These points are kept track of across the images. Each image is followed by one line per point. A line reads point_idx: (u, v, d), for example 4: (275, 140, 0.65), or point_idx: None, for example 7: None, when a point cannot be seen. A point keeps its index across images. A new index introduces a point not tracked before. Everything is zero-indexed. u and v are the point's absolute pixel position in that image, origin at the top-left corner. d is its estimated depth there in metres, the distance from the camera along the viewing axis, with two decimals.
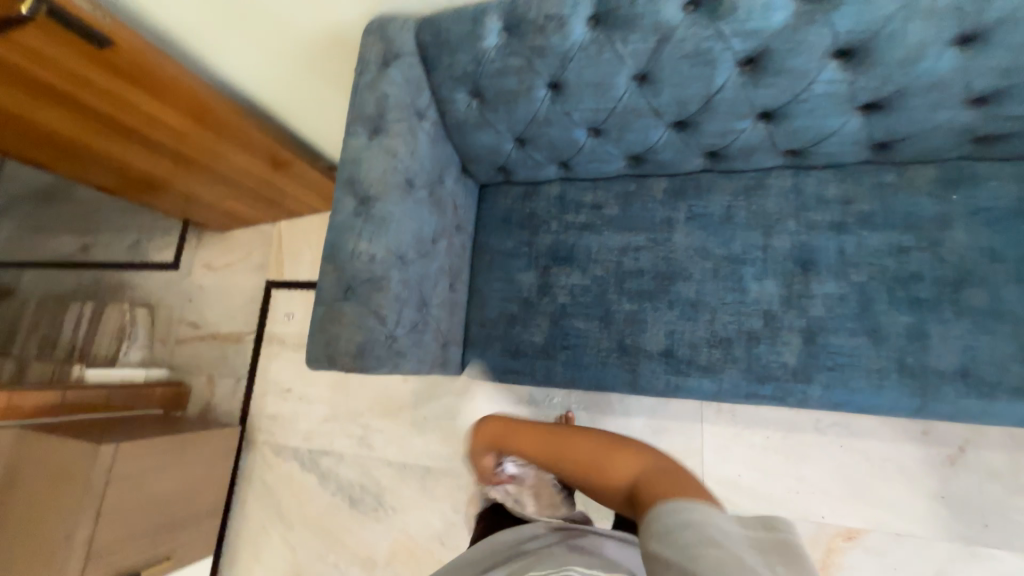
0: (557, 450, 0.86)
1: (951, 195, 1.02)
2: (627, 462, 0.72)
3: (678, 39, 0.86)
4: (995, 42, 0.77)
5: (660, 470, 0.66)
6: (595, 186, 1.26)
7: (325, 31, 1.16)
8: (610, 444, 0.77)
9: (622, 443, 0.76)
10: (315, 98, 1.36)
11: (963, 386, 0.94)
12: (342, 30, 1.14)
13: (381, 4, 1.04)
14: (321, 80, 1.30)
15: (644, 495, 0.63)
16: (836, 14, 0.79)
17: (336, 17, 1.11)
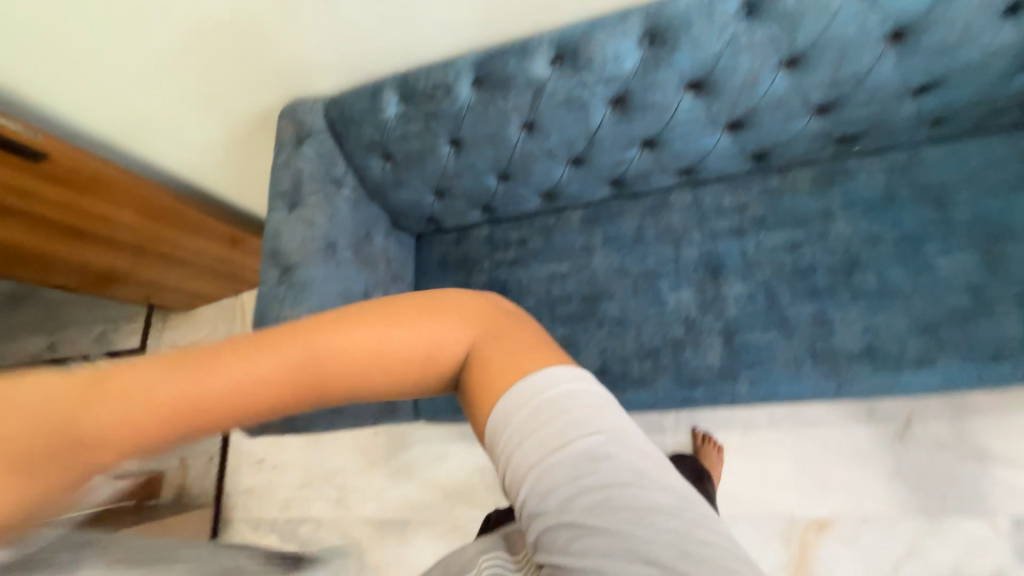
0: (261, 365, 0.32)
1: (829, 190, 1.12)
2: (451, 325, 0.35)
3: (550, 90, 0.97)
4: (815, 62, 0.89)
5: (505, 327, 0.37)
6: (520, 223, 1.34)
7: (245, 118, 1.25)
8: (403, 311, 0.34)
9: (431, 300, 0.36)
10: (249, 175, 1.43)
11: (871, 364, 1.00)
12: (258, 115, 1.22)
13: (292, 89, 1.14)
14: (251, 159, 1.37)
15: (485, 378, 0.35)
16: (675, 56, 0.90)
17: (252, 105, 1.19)
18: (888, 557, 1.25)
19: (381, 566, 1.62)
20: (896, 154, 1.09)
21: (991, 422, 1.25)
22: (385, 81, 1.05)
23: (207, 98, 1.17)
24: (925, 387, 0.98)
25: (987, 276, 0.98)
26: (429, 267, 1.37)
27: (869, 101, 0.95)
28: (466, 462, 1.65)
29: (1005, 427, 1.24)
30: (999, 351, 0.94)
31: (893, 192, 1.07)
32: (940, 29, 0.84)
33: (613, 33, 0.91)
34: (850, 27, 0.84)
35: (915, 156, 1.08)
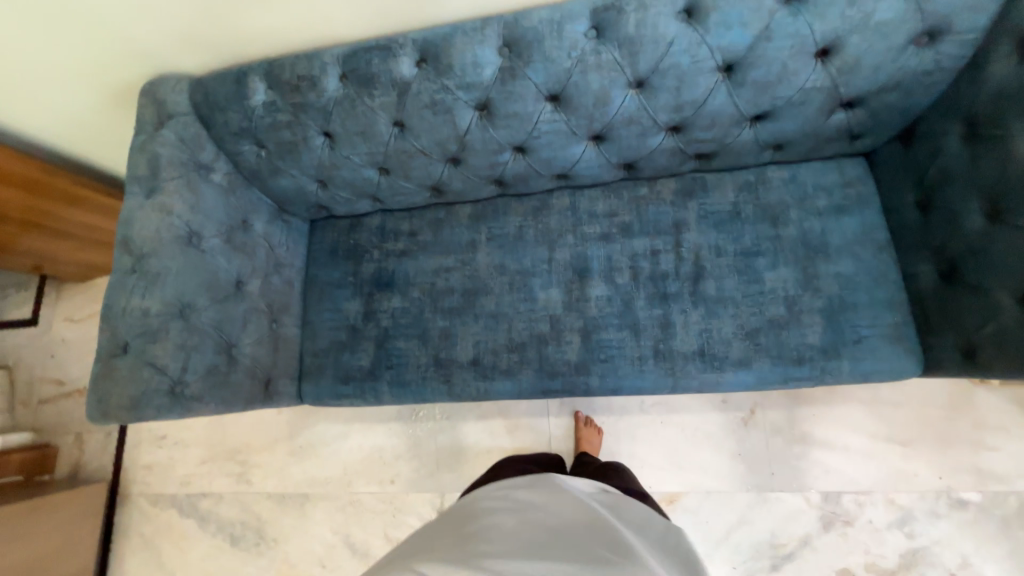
0: None
1: (687, 203, 1.21)
2: None
3: (415, 92, 0.99)
4: (657, 87, 0.95)
5: None
6: (411, 214, 1.36)
7: (111, 87, 1.14)
8: None
9: None
10: (121, 140, 1.31)
11: (702, 364, 1.13)
12: (127, 84, 1.13)
13: (157, 63, 1.07)
14: (122, 125, 1.26)
15: None
16: (530, 69, 0.94)
17: (118, 73, 1.10)
18: (723, 526, 1.44)
19: (279, 537, 1.68)
20: (746, 174, 1.19)
21: (817, 412, 1.45)
22: (252, 66, 1.03)
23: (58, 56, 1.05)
24: (743, 384, 1.12)
25: (801, 291, 1.12)
26: (320, 254, 1.37)
27: (712, 125, 1.02)
28: (366, 441, 1.71)
29: (828, 416, 1.44)
30: (801, 356, 1.09)
31: (739, 209, 1.18)
32: (761, 67, 0.91)
33: (472, 40, 0.93)
34: (684, 58, 0.91)
35: (762, 177, 1.18)
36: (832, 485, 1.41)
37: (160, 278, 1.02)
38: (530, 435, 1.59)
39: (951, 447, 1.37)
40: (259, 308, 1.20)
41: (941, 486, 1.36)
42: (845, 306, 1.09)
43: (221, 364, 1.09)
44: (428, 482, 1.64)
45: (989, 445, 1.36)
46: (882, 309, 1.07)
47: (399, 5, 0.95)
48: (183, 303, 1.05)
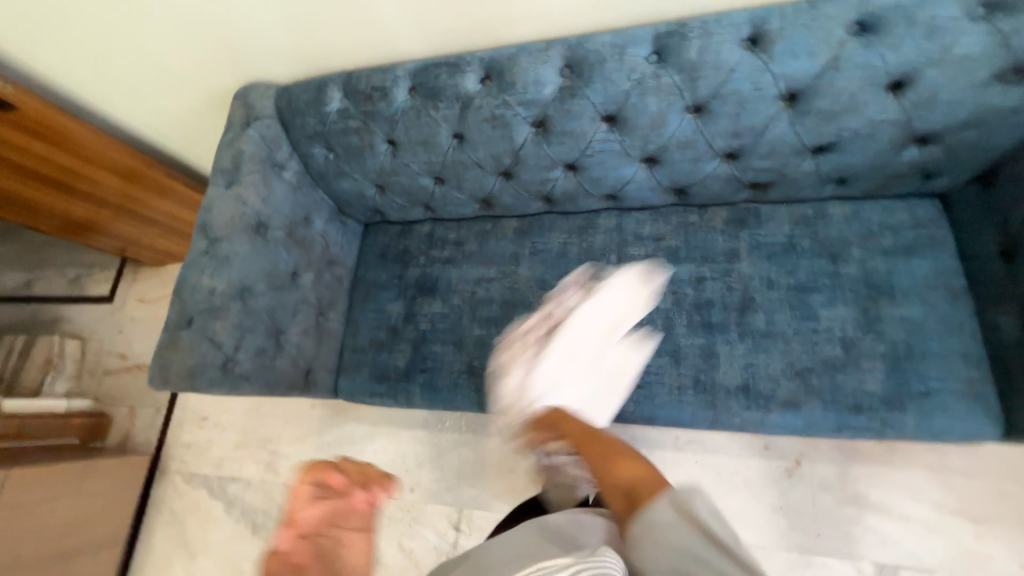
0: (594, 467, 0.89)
1: (739, 233, 1.18)
2: (632, 467, 0.81)
3: (477, 106, 1.05)
4: (716, 112, 0.95)
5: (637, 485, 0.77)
6: (459, 225, 1.40)
7: (210, 91, 1.28)
8: (623, 454, 0.87)
9: (631, 457, 0.85)
10: (209, 142, 1.46)
11: (745, 401, 1.07)
12: (223, 89, 1.26)
13: (253, 71, 1.20)
14: (212, 127, 1.40)
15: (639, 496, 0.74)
16: (589, 89, 0.97)
17: (218, 79, 1.23)
18: None
19: None
20: (805, 207, 1.15)
21: (875, 471, 1.32)
22: (332, 77, 1.13)
23: (173, 61, 1.20)
24: (790, 428, 1.05)
25: (861, 333, 1.05)
26: (371, 256, 1.44)
27: (771, 154, 1.00)
28: (391, 445, 1.72)
29: (887, 478, 1.31)
30: (857, 403, 1.01)
31: (795, 242, 1.14)
32: (828, 97, 0.89)
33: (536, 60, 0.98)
34: (745, 85, 0.91)
35: (821, 212, 1.14)
36: (888, 556, 1.27)
37: (228, 261, 1.10)
38: None
39: None
40: (310, 300, 1.26)
41: None
42: (911, 354, 1.01)
43: (270, 348, 1.15)
44: (447, 494, 1.62)
45: None
46: (956, 362, 0.98)
47: (471, 26, 1.02)
48: (243, 287, 1.12)
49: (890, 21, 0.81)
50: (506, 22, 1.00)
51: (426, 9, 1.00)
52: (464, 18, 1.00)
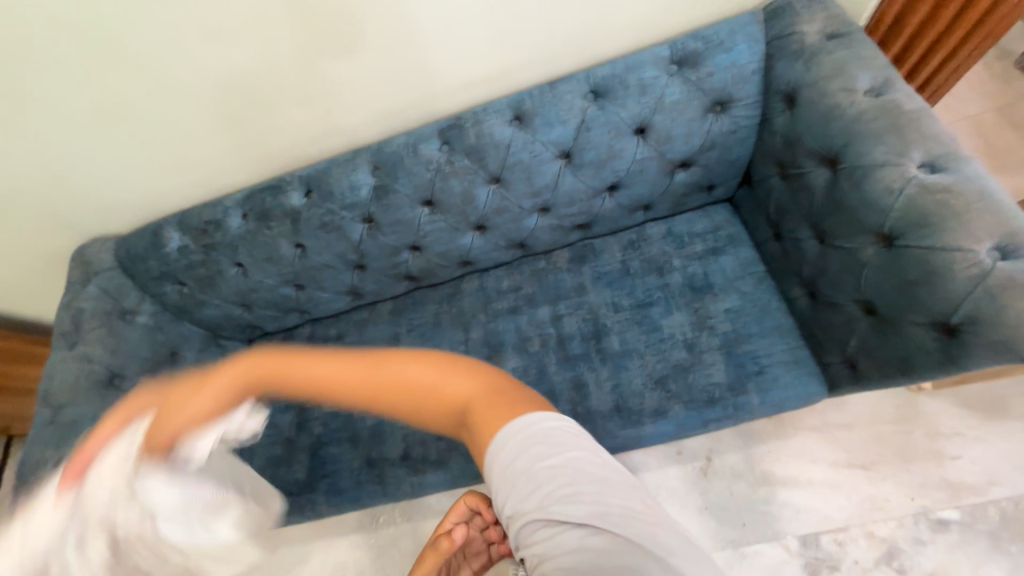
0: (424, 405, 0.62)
1: (582, 267, 1.30)
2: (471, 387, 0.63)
3: (306, 217, 1.14)
4: (511, 180, 1.10)
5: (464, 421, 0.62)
6: (337, 319, 1.41)
7: (41, 248, 1.25)
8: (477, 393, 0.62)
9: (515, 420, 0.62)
10: (40, 286, 1.36)
11: (620, 421, 1.13)
12: (51, 244, 1.24)
13: (81, 215, 1.19)
14: (41, 272, 1.32)
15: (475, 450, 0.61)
16: (397, 183, 1.09)
17: (41, 236, 1.22)
18: None
19: None
20: (630, 233, 1.30)
21: (773, 447, 1.41)
22: (167, 219, 1.19)
23: None
24: (664, 434, 1.12)
25: (698, 332, 1.15)
26: None
27: (572, 201, 1.15)
28: (328, 558, 1.56)
29: (785, 450, 1.40)
30: (711, 397, 1.10)
31: (628, 265, 1.26)
32: (591, 150, 1.06)
33: (359, 162, 1.09)
34: (524, 154, 1.06)
35: (643, 234, 1.29)
36: (810, 526, 1.32)
37: (74, 426, 1.03)
38: None
39: (914, 462, 1.32)
40: None
41: (916, 507, 1.28)
42: (741, 339, 1.12)
43: None
44: None
45: (952, 454, 1.31)
46: (775, 337, 1.11)
47: (285, 151, 1.14)
48: None
49: (610, 87, 1.00)
50: (314, 142, 1.13)
51: (241, 144, 1.11)
52: (279, 147, 1.13)
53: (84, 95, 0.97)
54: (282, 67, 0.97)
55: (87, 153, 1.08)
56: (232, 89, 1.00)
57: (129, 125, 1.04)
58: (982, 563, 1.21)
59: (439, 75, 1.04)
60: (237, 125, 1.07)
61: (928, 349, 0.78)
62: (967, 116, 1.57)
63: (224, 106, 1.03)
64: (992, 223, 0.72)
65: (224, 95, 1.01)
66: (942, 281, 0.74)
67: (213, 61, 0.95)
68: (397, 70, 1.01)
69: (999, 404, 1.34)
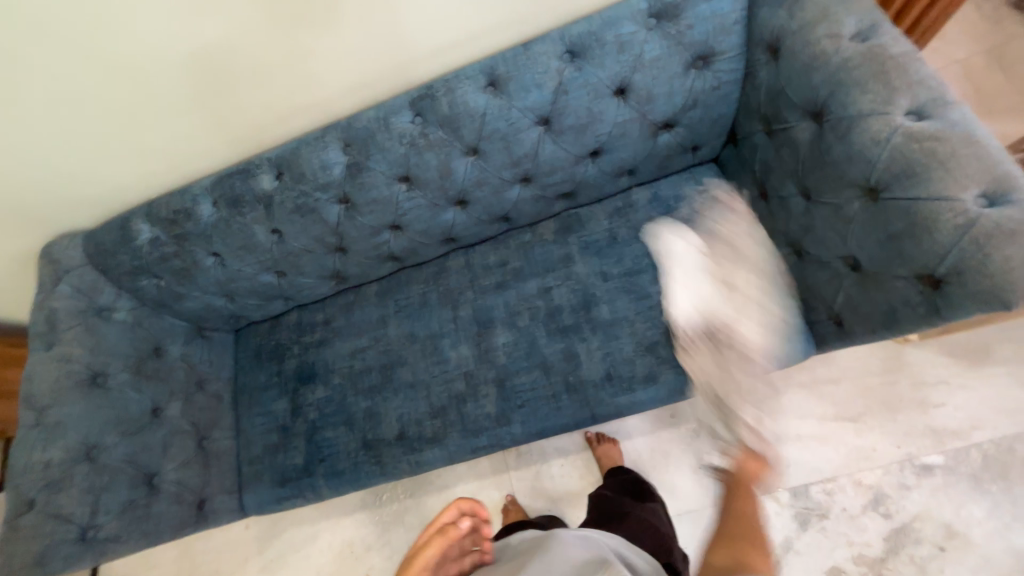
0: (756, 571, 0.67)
1: (568, 238, 1.27)
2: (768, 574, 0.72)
3: (279, 200, 1.10)
4: (489, 151, 1.06)
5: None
6: (323, 304, 1.39)
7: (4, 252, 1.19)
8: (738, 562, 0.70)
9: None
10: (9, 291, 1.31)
11: (612, 389, 1.14)
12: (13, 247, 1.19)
13: (40, 214, 1.13)
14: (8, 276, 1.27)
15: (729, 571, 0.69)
16: (370, 160, 1.05)
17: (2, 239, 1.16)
18: (703, 551, 1.34)
19: None
20: (615, 200, 1.27)
21: None
22: (135, 211, 1.14)
23: None
24: (655, 399, 1.13)
25: None
26: (245, 361, 1.39)
27: (554, 170, 1.12)
28: (336, 537, 1.59)
29: (776, 407, 1.42)
30: None
31: (615, 233, 1.24)
32: (570, 114, 1.02)
33: (329, 140, 1.04)
34: (501, 122, 1.02)
35: (628, 200, 1.26)
36: (801, 478, 1.36)
37: (60, 426, 1.05)
38: (495, 493, 1.51)
39: (900, 411, 1.35)
40: (181, 430, 1.22)
41: (902, 454, 1.32)
42: None
43: (140, 497, 1.11)
44: None
45: (936, 401, 1.34)
46: None
47: (252, 132, 1.08)
48: (89, 446, 1.06)
49: (587, 45, 0.96)
50: (281, 120, 1.07)
51: (203, 127, 1.05)
52: (243, 129, 1.07)
53: (23, 85, 0.90)
54: (236, 41, 0.91)
55: (38, 148, 1.01)
56: (185, 69, 0.93)
57: (79, 114, 0.97)
58: (963, 502, 1.26)
59: (406, 42, 0.98)
60: (197, 107, 1.00)
61: (913, 303, 0.77)
62: (956, 60, 1.53)
63: (181, 88, 0.96)
64: (978, 169, 0.70)
65: (178, 76, 0.94)
66: (927, 232, 0.72)
67: (162, 40, 0.88)
68: (360, 38, 0.95)
69: (982, 350, 1.36)
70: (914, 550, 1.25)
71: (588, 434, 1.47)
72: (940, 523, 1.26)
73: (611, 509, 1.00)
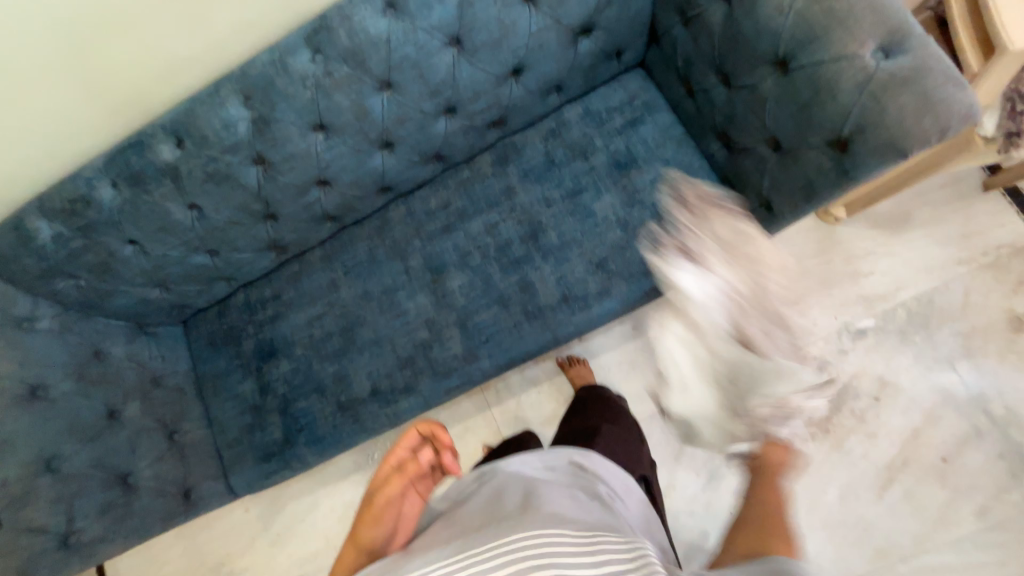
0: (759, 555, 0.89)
1: (506, 168, 1.24)
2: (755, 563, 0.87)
3: (187, 170, 1.01)
4: (403, 84, 1.00)
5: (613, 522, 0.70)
6: (268, 279, 1.33)
7: None
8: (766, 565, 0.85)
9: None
10: None
11: (569, 309, 1.17)
12: None
13: None
14: None
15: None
16: (277, 111, 0.97)
17: None
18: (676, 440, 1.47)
19: None
20: (548, 121, 1.24)
21: None
22: (24, 208, 1.02)
23: None
24: (612, 312, 1.17)
25: (628, 208, 1.16)
26: (200, 350, 1.34)
27: (477, 97, 1.07)
28: (337, 499, 1.64)
29: None
30: (649, 267, 1.14)
31: (552, 155, 1.22)
32: (480, 31, 0.97)
33: (223, 94, 0.95)
34: (409, 49, 0.95)
35: (561, 119, 1.23)
36: None
37: (9, 445, 0.99)
38: (480, 430, 1.57)
39: (836, 286, 1.46)
40: (146, 428, 1.18)
41: (840, 323, 1.45)
42: None
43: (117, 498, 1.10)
44: None
45: (866, 271, 1.45)
46: None
47: (132, 97, 0.96)
48: (47, 457, 1.03)
49: None
50: (163, 78, 0.95)
51: (72, 100, 0.92)
52: (122, 95, 0.95)
53: None
54: None
55: None
56: (26, 28, 0.80)
57: None
58: (894, 355, 1.41)
59: None
60: (57, 74, 0.88)
61: (825, 169, 0.81)
62: None
63: (28, 53, 0.83)
64: (875, 23, 0.72)
65: (21, 39, 0.81)
66: (831, 94, 0.75)
67: None
68: None
69: (904, 218, 1.46)
70: (854, 403, 1.41)
71: (559, 358, 1.54)
72: (875, 376, 1.41)
73: (587, 429, 1.05)
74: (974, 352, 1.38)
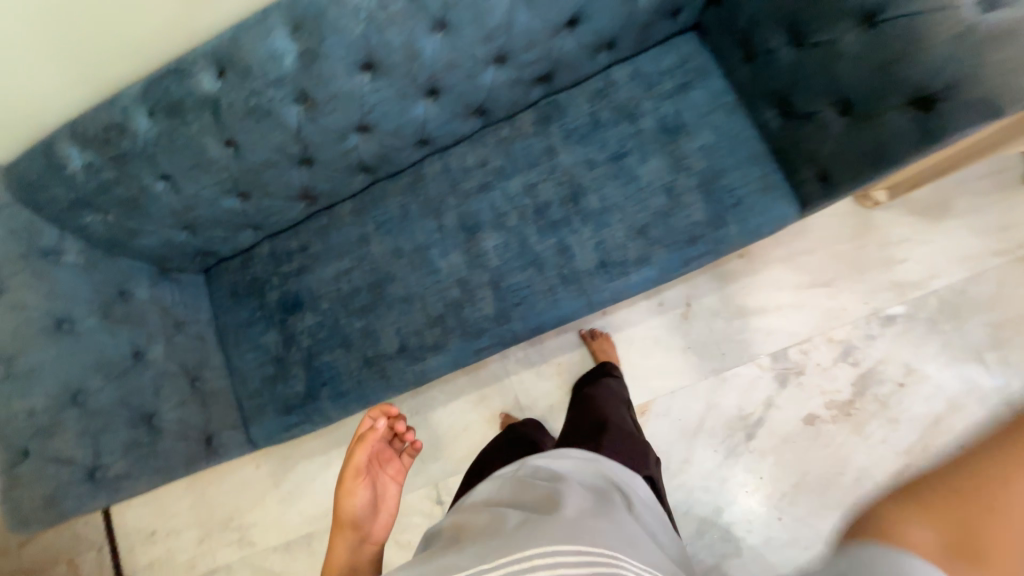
0: None
1: (549, 128, 1.21)
2: None
3: (226, 103, 0.97)
4: (456, 26, 0.96)
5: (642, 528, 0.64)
6: (296, 231, 1.30)
7: None
8: None
9: None
10: None
11: (606, 275, 1.15)
12: None
13: None
14: None
15: None
16: (325, 45, 0.93)
17: None
18: (696, 417, 1.46)
19: None
20: (595, 81, 1.20)
21: (746, 284, 1.50)
22: (56, 133, 0.99)
23: None
24: (650, 281, 1.15)
25: (674, 174, 1.13)
26: (222, 300, 1.28)
27: (529, 47, 1.03)
28: None
29: (757, 283, 1.49)
30: (692, 235, 1.11)
31: (597, 116, 1.19)
32: None
33: (270, 25, 0.91)
34: None
35: (609, 80, 1.19)
36: (780, 342, 1.46)
37: (35, 374, 0.99)
38: (499, 398, 1.55)
39: (868, 272, 1.45)
40: (170, 371, 1.17)
41: (870, 309, 1.44)
42: (717, 175, 1.11)
43: (142, 438, 1.11)
44: (418, 480, 1.53)
45: (900, 258, 1.44)
46: (749, 165, 1.10)
47: (173, 23, 0.92)
48: (74, 390, 1.04)
49: None
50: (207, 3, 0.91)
51: (112, 19, 0.88)
52: (164, 19, 0.91)
53: None
54: None
55: None
56: None
57: None
58: (921, 343, 1.40)
59: None
60: None
61: (905, 131, 0.83)
62: None
63: None
64: None
65: None
66: (924, 49, 0.77)
67: None
68: None
69: (942, 206, 1.44)
70: (878, 389, 1.40)
71: (583, 331, 1.52)
72: (901, 363, 1.40)
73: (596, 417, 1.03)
74: (1003, 344, 1.37)
